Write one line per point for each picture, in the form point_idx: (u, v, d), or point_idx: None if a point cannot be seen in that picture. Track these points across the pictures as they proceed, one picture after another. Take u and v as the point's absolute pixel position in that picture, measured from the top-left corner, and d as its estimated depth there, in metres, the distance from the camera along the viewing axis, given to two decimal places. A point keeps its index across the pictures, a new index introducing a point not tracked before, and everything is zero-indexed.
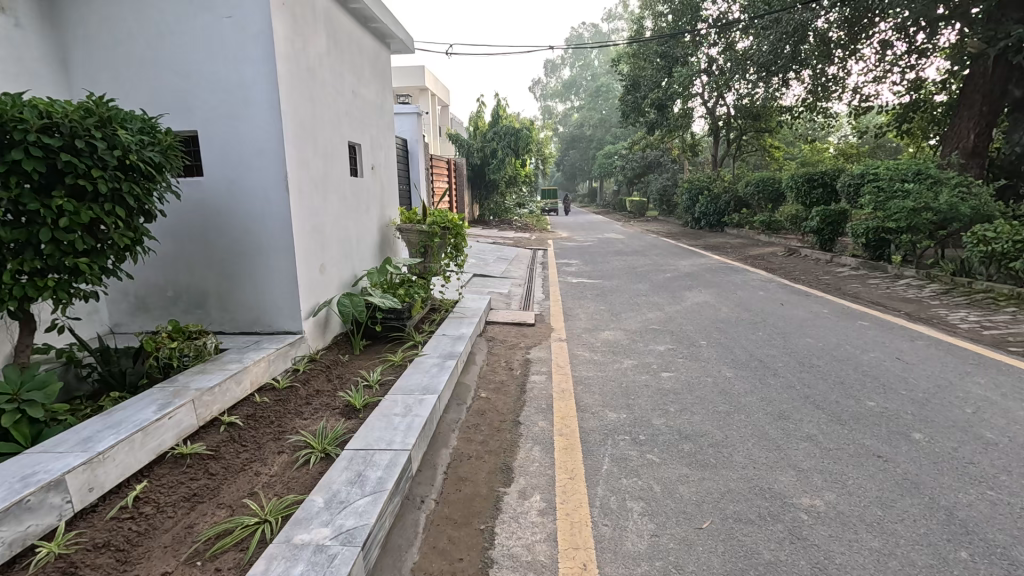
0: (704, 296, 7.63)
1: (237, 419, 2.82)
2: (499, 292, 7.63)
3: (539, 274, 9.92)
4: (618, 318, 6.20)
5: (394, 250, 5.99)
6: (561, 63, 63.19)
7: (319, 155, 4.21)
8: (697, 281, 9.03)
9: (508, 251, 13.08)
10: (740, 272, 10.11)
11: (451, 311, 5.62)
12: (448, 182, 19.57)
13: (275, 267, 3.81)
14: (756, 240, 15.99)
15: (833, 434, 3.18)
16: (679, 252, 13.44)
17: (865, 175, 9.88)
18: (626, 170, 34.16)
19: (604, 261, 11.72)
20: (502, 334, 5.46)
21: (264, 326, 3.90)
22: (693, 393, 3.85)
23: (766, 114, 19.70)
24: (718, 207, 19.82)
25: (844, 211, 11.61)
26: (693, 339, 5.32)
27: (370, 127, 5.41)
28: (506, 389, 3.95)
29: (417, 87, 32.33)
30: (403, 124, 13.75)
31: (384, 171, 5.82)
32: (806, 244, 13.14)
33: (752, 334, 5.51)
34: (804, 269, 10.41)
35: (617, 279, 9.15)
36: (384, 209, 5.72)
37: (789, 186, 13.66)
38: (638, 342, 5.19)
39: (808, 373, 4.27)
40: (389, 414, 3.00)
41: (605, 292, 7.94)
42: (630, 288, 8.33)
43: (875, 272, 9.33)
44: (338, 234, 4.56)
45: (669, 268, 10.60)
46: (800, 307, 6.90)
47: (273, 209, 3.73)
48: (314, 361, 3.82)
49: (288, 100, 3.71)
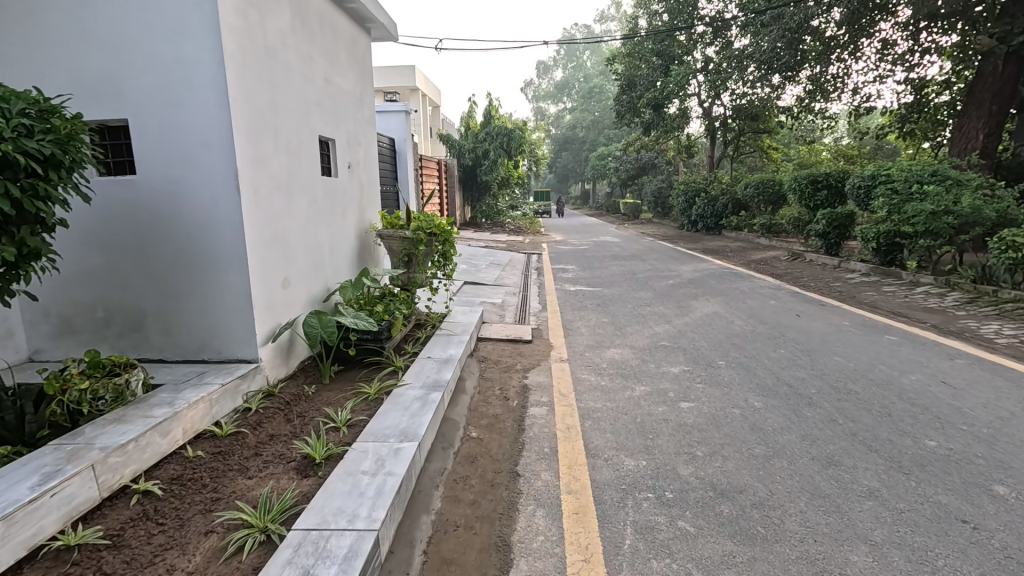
0: (712, 305, 7.09)
1: (156, 487, 2.21)
2: (492, 302, 7.04)
3: (534, 281, 9.34)
4: (623, 332, 5.63)
5: (374, 258, 5.37)
6: (554, 65, 62.81)
7: (281, 149, 3.58)
8: (703, 288, 8.49)
9: (502, 256, 12.49)
10: (746, 278, 9.60)
11: (437, 327, 5.02)
12: (439, 183, 18.98)
13: (224, 283, 3.18)
14: (757, 243, 15.55)
15: (898, 487, 2.63)
16: (680, 257, 12.94)
17: (876, 176, 9.42)
18: (620, 171, 33.68)
19: (603, 266, 11.17)
20: (495, 353, 4.85)
21: (213, 353, 3.27)
22: (720, 430, 3.27)
23: (764, 114, 19.30)
24: (715, 209, 19.37)
25: (850, 214, 11.15)
26: (709, 358, 4.76)
27: (347, 120, 4.80)
28: (501, 426, 3.36)
29: (407, 87, 31.75)
30: (391, 122, 13.18)
31: (363, 169, 5.21)
32: (810, 248, 12.67)
33: (774, 352, 4.96)
34: (812, 275, 9.92)
35: (618, 286, 8.59)
36: (363, 213, 5.10)
37: (793, 188, 13.20)
38: (649, 363, 4.62)
39: (848, 402, 3.72)
40: (354, 473, 2.38)
41: (606, 301, 7.37)
42: (633, 296, 7.77)
43: (888, 278, 8.84)
44: (305, 242, 3.93)
45: (671, 273, 10.07)
46: (818, 318, 6.37)
47: (221, 213, 3.10)
48: (272, 396, 3.20)
49: (240, 84, 3.09)
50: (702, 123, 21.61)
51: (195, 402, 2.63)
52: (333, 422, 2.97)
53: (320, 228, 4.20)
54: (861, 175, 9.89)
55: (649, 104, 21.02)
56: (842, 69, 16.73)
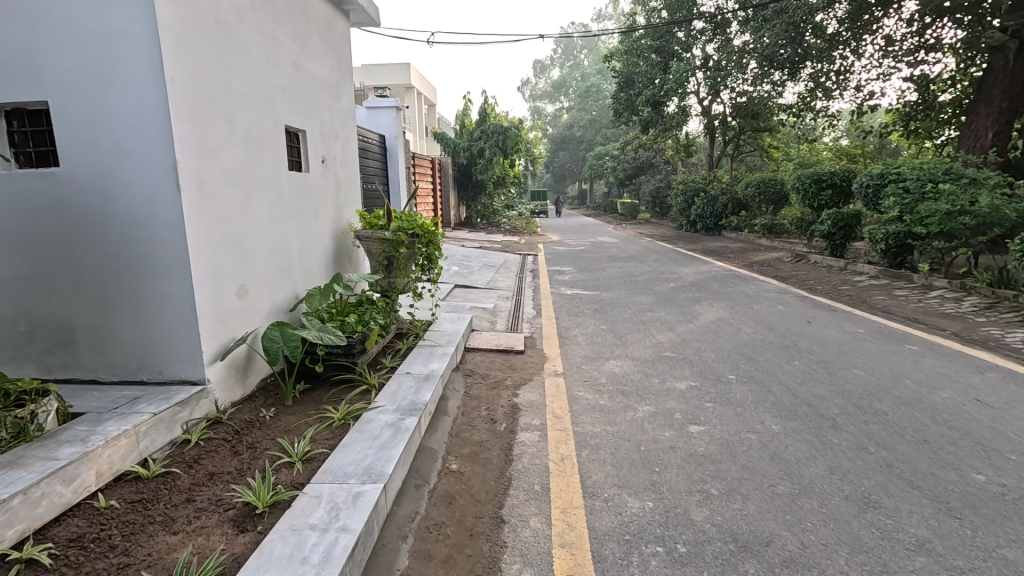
0: (717, 311, 6.68)
1: (48, 552, 1.78)
2: (483, 307, 6.62)
3: (528, 284, 8.92)
4: (623, 342, 5.21)
5: (352, 261, 4.94)
6: (551, 64, 62.42)
7: (237, 139, 3.15)
8: (706, 292, 8.10)
9: (496, 258, 12.07)
10: (749, 281, 9.22)
11: (421, 337, 4.60)
12: (433, 182, 18.57)
13: (165, 294, 2.75)
14: (758, 245, 15.17)
15: (951, 536, 2.23)
16: (679, 258, 12.54)
17: (885, 175, 9.05)
18: (617, 171, 33.29)
19: (601, 268, 10.77)
20: (483, 367, 4.43)
21: (153, 373, 2.83)
22: (736, 461, 2.86)
23: (765, 113, 18.93)
24: (715, 209, 19.00)
25: (857, 214, 10.78)
26: (718, 372, 4.34)
27: (321, 109, 4.37)
28: (486, 455, 2.94)
29: (402, 85, 31.31)
30: (381, 118, 12.72)
31: (340, 164, 4.79)
32: (814, 249, 12.27)
33: (787, 365, 4.55)
34: (817, 278, 9.53)
35: (617, 290, 8.17)
36: (339, 212, 4.67)
37: (796, 187, 12.82)
38: (651, 377, 4.20)
39: (876, 425, 3.31)
40: (301, 530, 1.95)
41: (604, 307, 6.95)
42: (632, 301, 7.36)
43: (898, 282, 8.46)
44: (268, 244, 3.50)
45: (672, 276, 9.67)
46: (830, 326, 5.96)
47: (160, 212, 2.67)
48: (219, 423, 2.77)
49: (181, 62, 2.66)
50: (701, 122, 21.23)
51: (115, 438, 2.19)
52: (287, 455, 2.54)
53: (288, 229, 3.78)
54: (869, 174, 9.50)
55: (647, 102, 20.62)
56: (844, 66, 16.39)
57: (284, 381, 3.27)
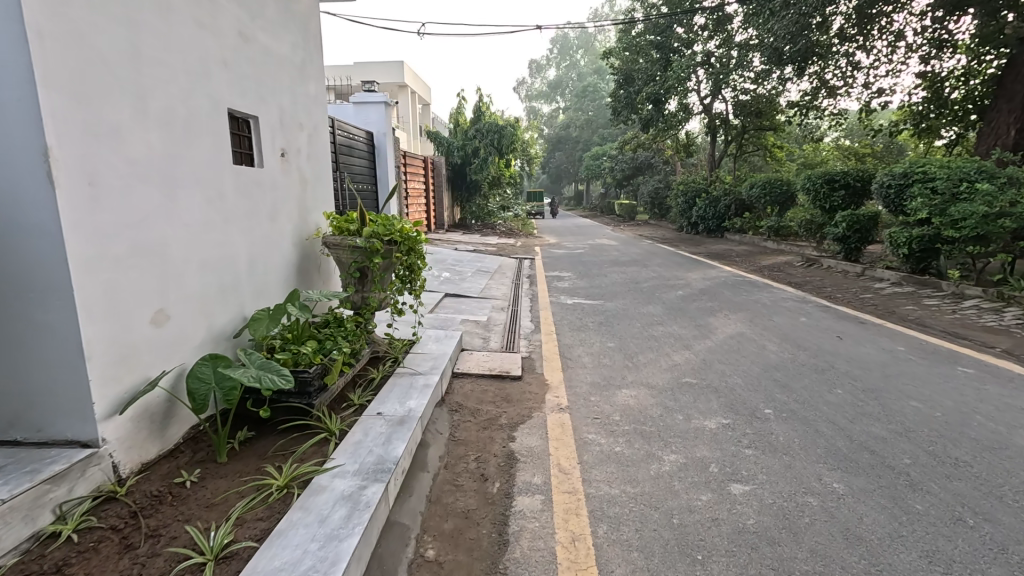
0: (736, 325, 6.02)
1: None
2: (476, 321, 5.93)
3: (526, 291, 8.25)
4: (636, 365, 4.53)
5: (320, 273, 4.25)
6: (547, 64, 61.86)
7: (151, 120, 2.45)
8: (719, 301, 7.45)
9: (490, 262, 11.39)
10: (762, 288, 8.59)
11: (399, 362, 3.91)
12: (426, 183, 17.88)
13: (38, 325, 2.04)
14: (764, 248, 14.57)
15: None
16: (684, 263, 11.90)
17: (909, 175, 8.45)
18: (615, 171, 32.71)
19: (602, 273, 10.11)
20: (474, 399, 3.73)
21: (30, 430, 2.12)
22: (800, 542, 2.19)
23: (769, 111, 18.38)
24: (717, 210, 18.41)
25: (873, 215, 10.19)
26: (752, 404, 3.67)
27: (278, 93, 3.67)
28: (474, 535, 2.25)
29: (395, 84, 30.63)
30: (370, 115, 11.98)
31: (306, 159, 4.09)
32: (826, 253, 11.66)
33: (830, 393, 3.90)
34: (835, 285, 8.92)
35: (622, 299, 7.51)
36: (302, 215, 3.97)
37: (806, 188, 12.22)
38: (674, 412, 3.53)
39: (962, 482, 2.65)
40: None
41: (610, 319, 6.27)
42: (640, 312, 6.70)
43: (925, 289, 7.86)
44: (200, 254, 2.79)
45: (679, 282, 9.02)
46: (866, 342, 5.32)
47: (29, 214, 1.98)
48: (114, 500, 2.08)
49: (55, 11, 1.97)
50: (702, 122, 20.68)
51: None
52: (194, 552, 1.86)
53: (232, 237, 3.08)
54: (888, 174, 8.88)
55: (648, 100, 19.95)
56: (850, 62, 15.90)
57: (218, 431, 2.57)
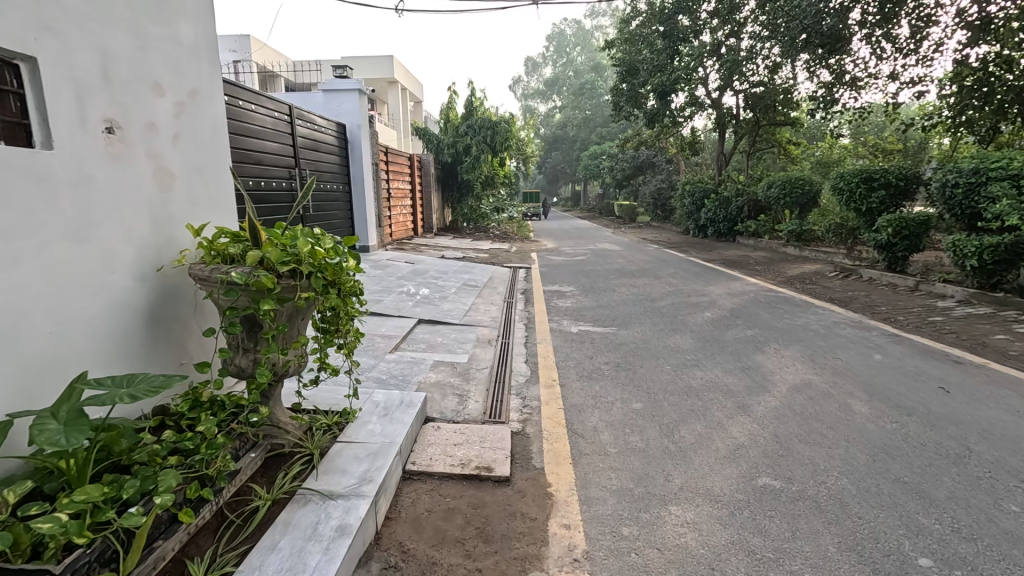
0: (798, 369, 4.56)
1: None
2: (453, 366, 4.45)
3: (521, 313, 6.80)
4: (681, 450, 3.05)
5: (198, 325, 2.72)
6: (543, 63, 60.58)
7: None
8: (761, 329, 5.98)
9: (481, 273, 9.97)
10: (803, 307, 7.18)
11: (306, 471, 2.42)
12: (412, 182, 16.44)
13: None
14: (785, 254, 13.19)
15: None
16: (700, 273, 10.48)
17: (979, 171, 7.10)
18: (615, 171, 31.31)
19: (609, 287, 8.64)
20: (429, 538, 2.25)
21: None
22: None
23: (784, 104, 17.00)
24: (728, 212, 17.04)
25: (922, 219, 8.86)
26: (891, 545, 2.22)
27: (98, 24, 2.18)
28: None
29: (385, 80, 29.17)
30: (342, 103, 10.45)
31: (170, 142, 2.59)
32: (862, 262, 10.27)
33: (1002, 512, 2.45)
34: (887, 303, 7.53)
35: (640, 325, 6.05)
36: (152, 228, 2.46)
37: (837, 187, 10.81)
38: (771, 572, 2.06)
39: None
40: None
41: (630, 359, 4.79)
42: (666, 347, 5.22)
43: (1006, 310, 6.50)
44: None
45: (703, 300, 7.57)
46: (985, 398, 3.87)
47: None
48: None
49: None
50: (710, 119, 19.31)
51: None
52: None
53: None
54: (949, 168, 7.53)
55: (653, 92, 18.49)
56: (874, 51, 14.55)
57: None
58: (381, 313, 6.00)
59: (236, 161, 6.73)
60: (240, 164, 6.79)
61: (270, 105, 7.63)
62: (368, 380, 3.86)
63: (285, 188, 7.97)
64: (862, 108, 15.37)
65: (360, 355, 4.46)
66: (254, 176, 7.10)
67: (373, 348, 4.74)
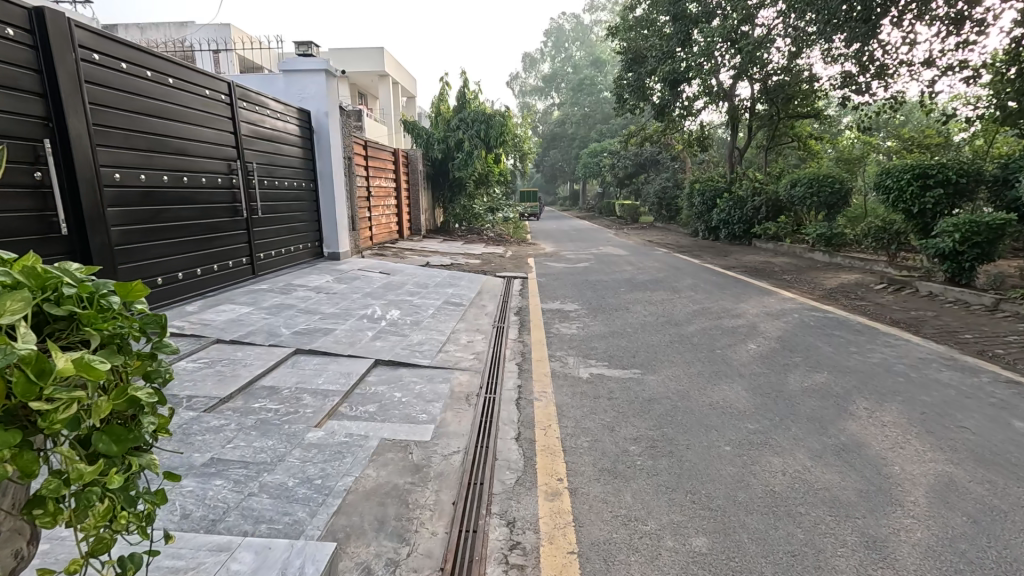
0: (921, 453, 3.08)
1: None
2: (406, 452, 2.97)
3: (515, 345, 5.32)
4: None
5: None
6: (542, 58, 59.10)
7: None
8: (833, 373, 4.49)
9: (470, 285, 8.50)
10: (868, 335, 5.73)
11: None
12: (398, 180, 14.95)
13: None
14: (813, 261, 11.78)
15: None
16: (725, 285, 9.02)
17: None
18: (617, 168, 29.91)
19: (622, 305, 7.18)
20: None
21: None
22: None
23: (804, 95, 15.58)
24: (743, 213, 15.63)
25: (993, 222, 7.47)
26: None
27: None
28: None
29: (376, 73, 27.58)
30: (306, 86, 8.92)
31: None
32: (914, 272, 8.84)
33: None
34: (969, 327, 6.10)
35: (670, 368, 4.57)
36: None
37: (881, 184, 9.35)
38: None
39: None
40: None
41: (670, 433, 3.29)
42: (714, 406, 3.74)
43: None
44: None
45: (741, 325, 6.11)
46: None
47: None
48: None
49: None
50: (722, 113, 17.89)
51: None
52: None
53: None
54: None
55: (662, 82, 17.07)
56: (908, 35, 13.15)
57: None
58: (325, 351, 4.50)
59: (142, 149, 5.05)
60: (149, 154, 5.10)
61: (198, 80, 5.97)
62: (259, 500, 2.38)
63: (224, 184, 6.37)
64: (892, 98, 13.95)
65: (266, 437, 2.96)
66: (174, 169, 5.45)
67: (295, 419, 3.24)
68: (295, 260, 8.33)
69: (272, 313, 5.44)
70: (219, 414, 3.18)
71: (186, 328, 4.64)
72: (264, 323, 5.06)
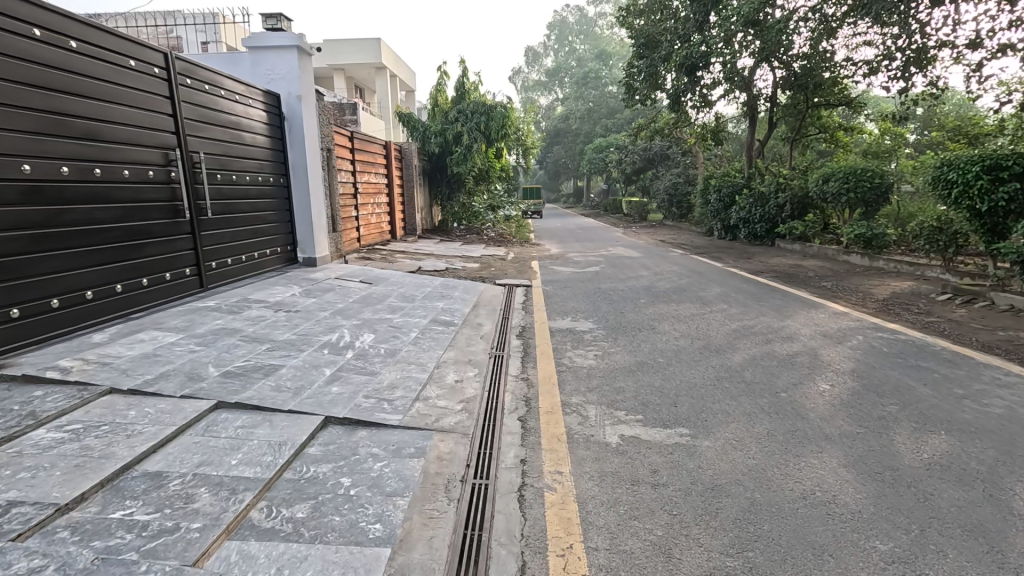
0: None
1: None
2: None
3: (517, 384, 4.09)
4: None
5: None
6: (545, 52, 57.66)
7: None
8: (956, 435, 3.24)
9: (466, 296, 7.29)
10: (969, 369, 4.49)
11: None
12: (389, 176, 13.68)
13: None
14: (851, 266, 10.53)
15: None
16: (761, 296, 7.76)
17: None
18: (624, 164, 28.59)
19: (646, 324, 5.95)
20: None
21: None
22: None
23: (832, 83, 14.27)
24: (765, 211, 14.38)
25: None
26: None
27: None
28: None
29: (372, 66, 26.28)
30: (274, 66, 7.73)
31: None
32: (983, 281, 7.60)
33: None
34: None
35: (729, 426, 3.34)
36: None
37: (940, 179, 8.07)
38: None
39: None
40: None
41: (762, 567, 2.07)
42: (812, 502, 2.52)
43: None
44: None
45: (800, 354, 4.88)
46: None
47: None
48: None
49: None
50: (740, 103, 16.59)
51: None
52: None
53: None
54: None
55: (676, 70, 15.78)
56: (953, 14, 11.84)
57: None
58: (258, 404, 3.29)
59: (30, 132, 3.85)
60: (41, 138, 3.91)
61: (117, 47, 4.75)
62: None
63: (158, 178, 5.16)
64: (932, 84, 12.65)
65: None
66: (79, 157, 4.23)
67: (166, 548, 2.02)
68: (260, 268, 7.12)
69: (205, 343, 4.23)
70: (41, 544, 1.97)
71: (73, 371, 3.44)
72: (188, 360, 3.85)
